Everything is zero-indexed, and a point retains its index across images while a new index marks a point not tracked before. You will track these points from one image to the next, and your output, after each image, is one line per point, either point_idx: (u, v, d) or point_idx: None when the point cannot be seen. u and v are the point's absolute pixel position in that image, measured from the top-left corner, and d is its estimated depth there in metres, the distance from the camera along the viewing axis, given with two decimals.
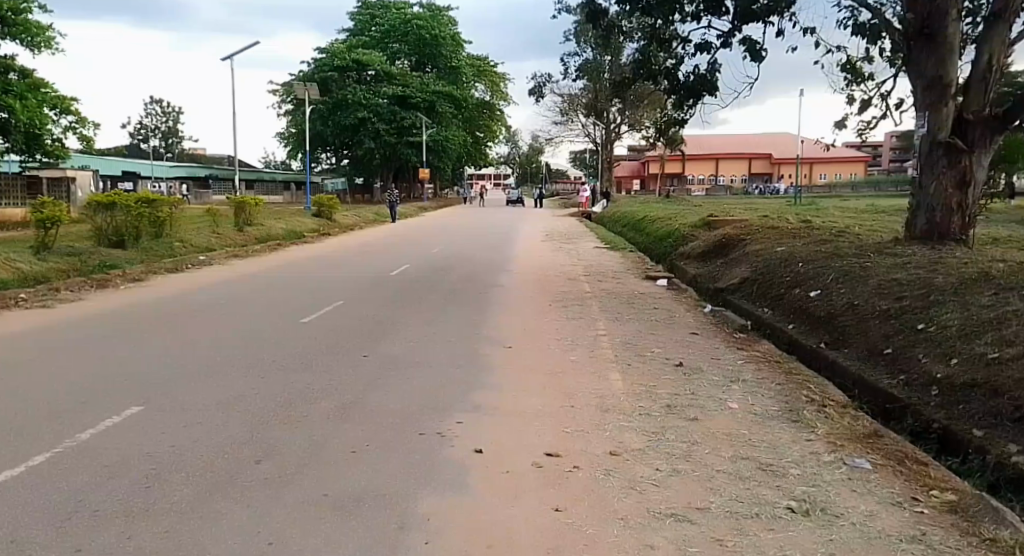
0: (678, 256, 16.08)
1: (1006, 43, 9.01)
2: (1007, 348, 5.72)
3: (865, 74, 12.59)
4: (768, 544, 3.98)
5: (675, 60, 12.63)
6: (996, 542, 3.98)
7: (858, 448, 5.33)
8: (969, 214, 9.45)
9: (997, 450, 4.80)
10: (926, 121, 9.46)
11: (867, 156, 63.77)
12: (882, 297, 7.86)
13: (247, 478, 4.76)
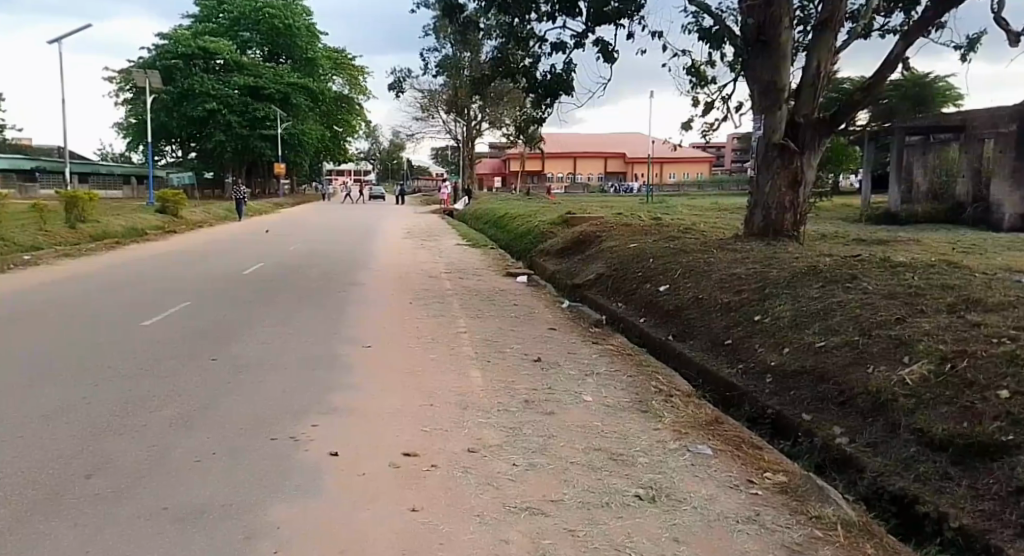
0: (537, 252, 16.31)
1: (831, 52, 9.63)
2: (832, 337, 6.10)
3: (708, 77, 13.20)
4: (618, 532, 4.01)
5: (532, 59, 12.68)
6: (821, 518, 4.19)
7: (701, 435, 5.51)
8: (800, 212, 10.11)
9: (824, 431, 5.10)
10: (762, 124, 10.02)
11: (711, 157, 67.56)
12: (723, 290, 8.24)
13: (76, 494, 4.30)
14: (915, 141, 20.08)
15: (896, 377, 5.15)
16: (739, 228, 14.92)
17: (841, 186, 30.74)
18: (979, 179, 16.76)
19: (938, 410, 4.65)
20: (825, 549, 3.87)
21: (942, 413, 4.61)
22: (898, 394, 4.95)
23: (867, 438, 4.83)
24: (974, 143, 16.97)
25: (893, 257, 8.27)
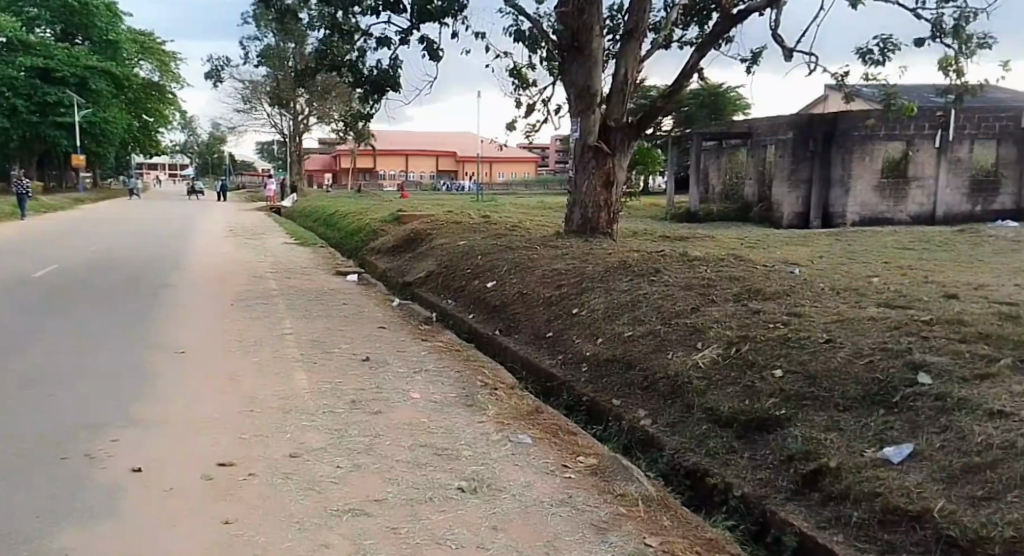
0: (368, 250, 16.08)
1: (637, 61, 10.24)
2: (639, 326, 6.51)
3: (529, 81, 13.60)
4: (440, 526, 4.06)
5: (359, 53, 12.40)
6: (625, 496, 4.47)
7: (521, 425, 5.69)
8: (614, 210, 10.68)
9: (630, 415, 5.42)
10: (577, 126, 10.47)
11: (538, 157, 69.61)
12: (545, 285, 8.54)
13: None
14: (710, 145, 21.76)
15: (691, 361, 5.58)
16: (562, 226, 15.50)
17: (654, 188, 32.71)
18: (762, 180, 18.43)
19: (725, 390, 5.09)
20: (628, 525, 4.12)
21: (729, 393, 5.05)
22: (693, 377, 5.37)
23: (667, 420, 5.19)
24: (758, 149, 18.46)
25: (692, 251, 8.95)
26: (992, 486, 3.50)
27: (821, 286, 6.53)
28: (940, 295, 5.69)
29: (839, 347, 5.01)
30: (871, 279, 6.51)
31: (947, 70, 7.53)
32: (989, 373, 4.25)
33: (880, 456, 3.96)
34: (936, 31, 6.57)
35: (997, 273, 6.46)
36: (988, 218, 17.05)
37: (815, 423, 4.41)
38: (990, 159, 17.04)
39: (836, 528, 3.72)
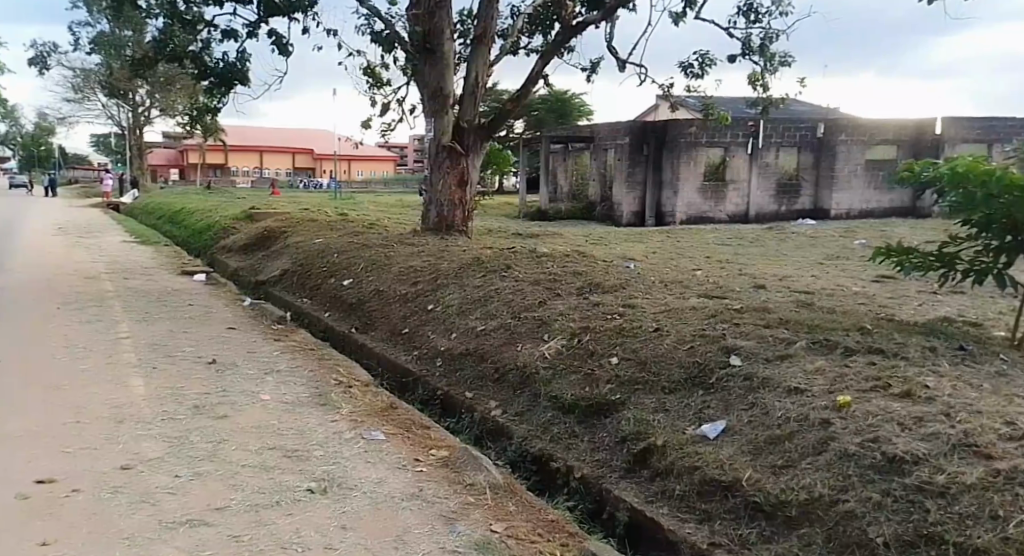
0: (217, 248, 15.54)
1: (486, 65, 10.55)
2: (491, 320, 6.73)
3: (383, 80, 13.59)
4: (284, 529, 4.06)
5: (202, 44, 11.92)
6: (474, 486, 4.63)
7: (375, 422, 5.76)
8: (468, 209, 10.91)
9: (481, 407, 5.61)
10: (431, 125, 10.62)
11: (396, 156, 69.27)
12: (401, 282, 8.65)
13: None
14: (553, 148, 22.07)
15: (538, 353, 5.84)
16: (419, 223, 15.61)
17: (508, 186, 33.48)
18: (603, 181, 18.92)
19: (567, 378, 5.37)
20: (474, 514, 4.28)
21: (571, 381, 5.32)
22: (540, 367, 5.63)
23: (515, 409, 5.42)
24: (599, 153, 18.99)
25: (539, 248, 9.34)
26: (791, 455, 3.78)
27: (652, 280, 7.04)
28: (751, 286, 6.31)
29: (665, 335, 5.43)
30: (695, 273, 7.09)
31: (757, 85, 8.16)
32: (787, 354, 4.64)
33: (698, 433, 4.27)
34: (745, 49, 7.23)
35: (798, 266, 7.23)
36: (791, 217, 18.56)
37: (645, 405, 4.75)
38: (793, 165, 18.60)
39: (661, 501, 3.97)
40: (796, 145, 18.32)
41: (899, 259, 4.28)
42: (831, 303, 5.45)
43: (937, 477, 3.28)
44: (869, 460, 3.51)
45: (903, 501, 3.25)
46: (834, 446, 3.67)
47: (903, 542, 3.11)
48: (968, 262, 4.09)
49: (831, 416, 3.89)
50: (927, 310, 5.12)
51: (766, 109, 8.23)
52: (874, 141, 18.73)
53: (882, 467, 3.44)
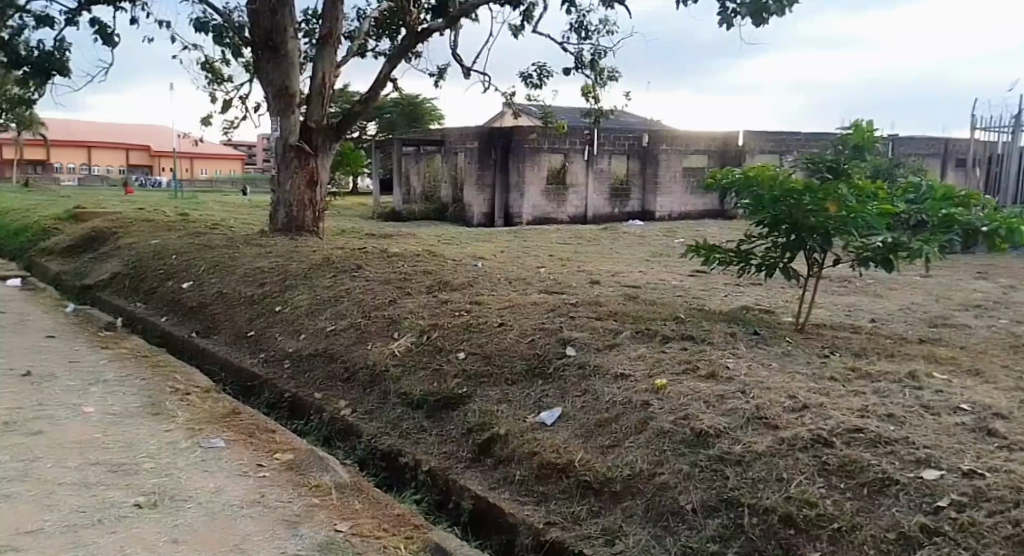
0: (36, 251, 14.44)
1: (333, 65, 10.53)
2: (340, 321, 6.67)
3: (223, 76, 13.19)
4: (106, 548, 3.51)
5: (13, 30, 11.06)
6: (320, 487, 4.19)
7: (214, 428, 5.18)
8: (319, 209, 10.83)
9: (331, 406, 5.32)
10: (278, 125, 10.44)
11: (240, 155, 67.01)
12: (246, 284, 8.50)
13: None
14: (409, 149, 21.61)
15: (388, 350, 5.74)
16: (262, 224, 15.23)
17: (355, 188, 33.06)
18: (455, 183, 18.31)
19: (416, 374, 5.22)
20: (321, 515, 3.89)
21: (420, 377, 5.18)
22: (390, 365, 5.47)
23: (365, 407, 5.15)
24: (450, 156, 18.38)
25: (391, 249, 9.42)
26: (617, 435, 3.80)
27: (497, 278, 7.33)
28: (587, 282, 6.72)
29: (508, 329, 5.53)
30: (539, 271, 7.43)
31: (590, 97, 8.63)
32: (615, 343, 4.91)
33: (537, 421, 4.21)
34: (579, 63, 7.66)
35: (629, 262, 7.79)
36: (624, 218, 18.45)
37: (490, 397, 4.65)
38: (622, 170, 18.44)
39: (502, 487, 3.83)
40: (625, 153, 18.16)
41: (706, 254, 4.84)
42: (653, 296, 5.96)
43: (735, 447, 3.34)
44: (680, 435, 3.56)
45: (708, 470, 3.28)
46: (652, 424, 3.72)
47: (708, 507, 3.13)
48: (760, 257, 4.68)
49: (650, 397, 4.00)
50: (731, 300, 5.70)
51: (597, 119, 8.75)
52: (687, 150, 18.81)
53: (691, 441, 3.49)
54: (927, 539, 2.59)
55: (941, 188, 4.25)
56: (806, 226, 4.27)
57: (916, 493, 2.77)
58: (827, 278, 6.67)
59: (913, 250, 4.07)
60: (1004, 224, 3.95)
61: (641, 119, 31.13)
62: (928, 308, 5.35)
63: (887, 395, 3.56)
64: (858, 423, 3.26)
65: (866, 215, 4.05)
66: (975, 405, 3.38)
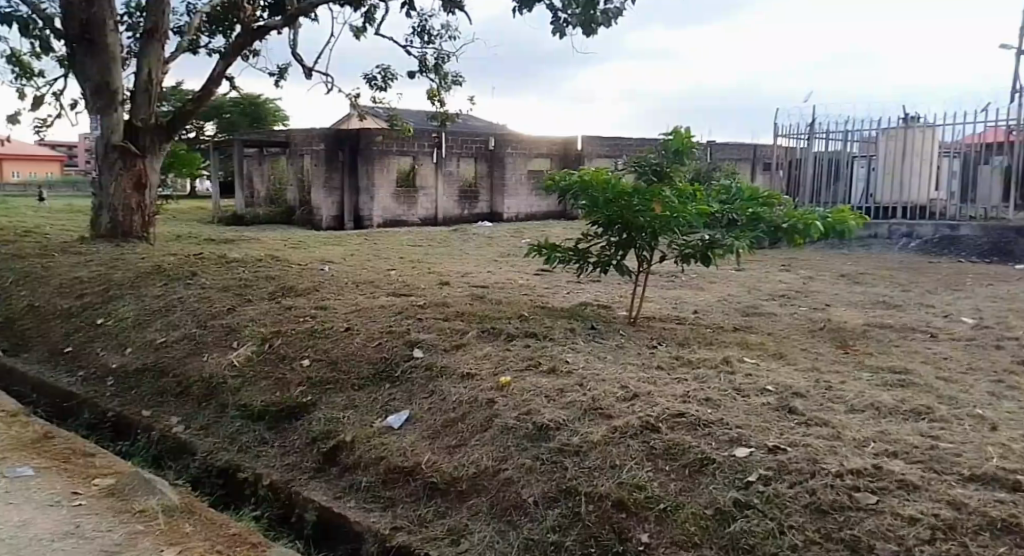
0: None
1: (160, 62, 9.97)
2: (171, 332, 6.33)
3: (35, 70, 12.16)
4: None
5: None
6: (146, 511, 3.91)
7: (22, 456, 4.73)
8: (148, 214, 10.22)
9: (161, 424, 5.01)
10: (98, 123, 9.82)
11: (60, 157, 61.86)
12: (63, 296, 7.87)
13: None
14: (248, 152, 20.78)
15: (225, 361, 5.50)
16: (83, 231, 14.11)
17: (187, 192, 31.26)
18: (302, 186, 17.42)
19: (258, 384, 5.03)
20: (145, 542, 3.60)
21: (261, 387, 5.00)
22: (227, 377, 5.24)
23: (200, 423, 4.90)
24: (296, 158, 17.50)
25: (230, 254, 9.03)
26: (463, 434, 3.79)
27: (344, 281, 7.23)
28: (436, 283, 6.76)
29: (354, 333, 5.43)
30: (388, 273, 7.40)
31: (436, 100, 8.66)
32: (462, 343, 4.93)
33: (383, 425, 4.13)
34: (423, 67, 7.66)
35: (478, 262, 7.91)
36: (473, 220, 18.50)
37: (335, 403, 4.54)
38: (471, 174, 18.53)
39: (347, 496, 3.72)
40: (473, 156, 18.28)
41: (548, 254, 4.95)
42: (499, 295, 6.07)
43: (573, 439, 3.42)
44: (523, 430, 3.60)
45: (548, 462, 3.32)
46: (496, 422, 3.74)
47: (548, 498, 3.16)
48: (597, 255, 4.88)
49: (495, 395, 4.03)
50: (572, 297, 5.89)
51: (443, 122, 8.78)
52: (532, 153, 19.16)
53: (533, 435, 3.54)
54: (740, 512, 2.75)
55: (748, 189, 4.63)
56: (636, 226, 4.54)
57: (730, 470, 2.96)
58: (657, 273, 7.04)
59: (726, 246, 4.39)
60: (801, 220, 4.33)
61: (486, 123, 31.42)
62: (741, 299, 5.77)
63: (705, 380, 3.82)
64: (680, 408, 3.48)
65: (686, 215, 4.34)
66: (779, 386, 3.68)
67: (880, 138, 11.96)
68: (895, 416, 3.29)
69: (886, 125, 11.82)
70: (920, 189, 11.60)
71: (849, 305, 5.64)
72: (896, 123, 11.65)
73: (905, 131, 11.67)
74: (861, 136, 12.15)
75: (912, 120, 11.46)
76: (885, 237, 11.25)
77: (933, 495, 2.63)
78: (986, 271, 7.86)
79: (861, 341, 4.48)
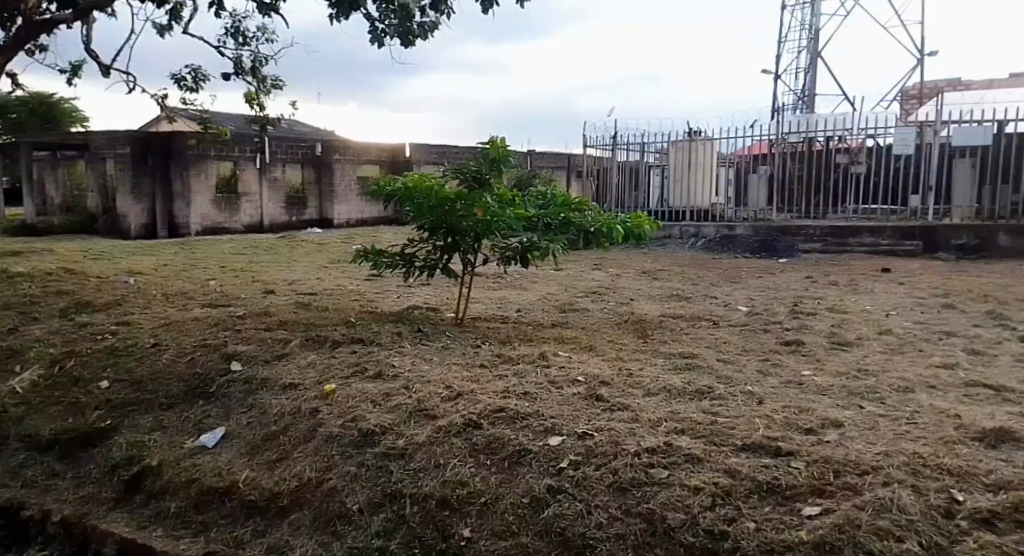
0: None
1: None
2: None
3: None
4: None
5: None
6: None
7: None
8: None
9: None
10: None
11: None
12: None
13: None
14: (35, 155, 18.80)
15: (6, 387, 4.97)
16: None
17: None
18: (105, 192, 15.83)
19: (45, 412, 4.58)
20: None
21: (51, 414, 4.57)
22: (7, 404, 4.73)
23: None
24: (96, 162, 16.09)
25: (15, 269, 8.22)
26: (284, 447, 3.71)
27: (154, 293, 6.85)
28: (259, 292, 6.58)
29: (164, 349, 5.17)
30: (207, 283, 7.10)
31: (253, 103, 8.38)
32: (284, 353, 4.81)
33: (197, 444, 3.95)
34: (238, 69, 7.40)
35: (306, 269, 7.80)
36: (302, 227, 17.05)
37: (141, 425, 4.27)
38: (297, 179, 17.07)
39: (154, 524, 3.48)
40: (299, 162, 16.83)
41: (374, 259, 4.95)
42: (325, 302, 6.01)
43: (397, 442, 3.44)
44: (347, 437, 3.59)
45: (373, 468, 3.34)
46: (320, 431, 3.69)
47: (373, 504, 3.16)
48: (423, 259, 4.95)
49: (319, 404, 3.97)
50: (402, 300, 5.96)
51: (263, 127, 8.54)
52: (360, 159, 18.01)
53: (357, 442, 3.53)
54: (553, 498, 2.91)
55: (561, 195, 4.87)
56: (460, 230, 4.67)
57: (545, 458, 3.12)
58: (483, 275, 7.24)
59: (542, 249, 4.58)
60: (606, 225, 4.63)
61: (310, 125, 30.62)
62: (559, 297, 6.06)
63: (524, 375, 4.00)
64: (500, 403, 3.62)
65: (505, 219, 4.53)
66: (588, 375, 3.92)
67: (670, 149, 12.92)
68: (683, 396, 3.60)
69: (674, 137, 12.74)
70: (705, 194, 12.91)
71: (648, 299, 6.07)
72: (682, 136, 12.64)
73: (689, 143, 12.74)
74: (656, 148, 12.97)
75: (695, 134, 12.50)
76: (678, 238, 12.12)
77: (714, 465, 2.91)
78: (754, 265, 8.80)
79: (659, 331, 4.85)
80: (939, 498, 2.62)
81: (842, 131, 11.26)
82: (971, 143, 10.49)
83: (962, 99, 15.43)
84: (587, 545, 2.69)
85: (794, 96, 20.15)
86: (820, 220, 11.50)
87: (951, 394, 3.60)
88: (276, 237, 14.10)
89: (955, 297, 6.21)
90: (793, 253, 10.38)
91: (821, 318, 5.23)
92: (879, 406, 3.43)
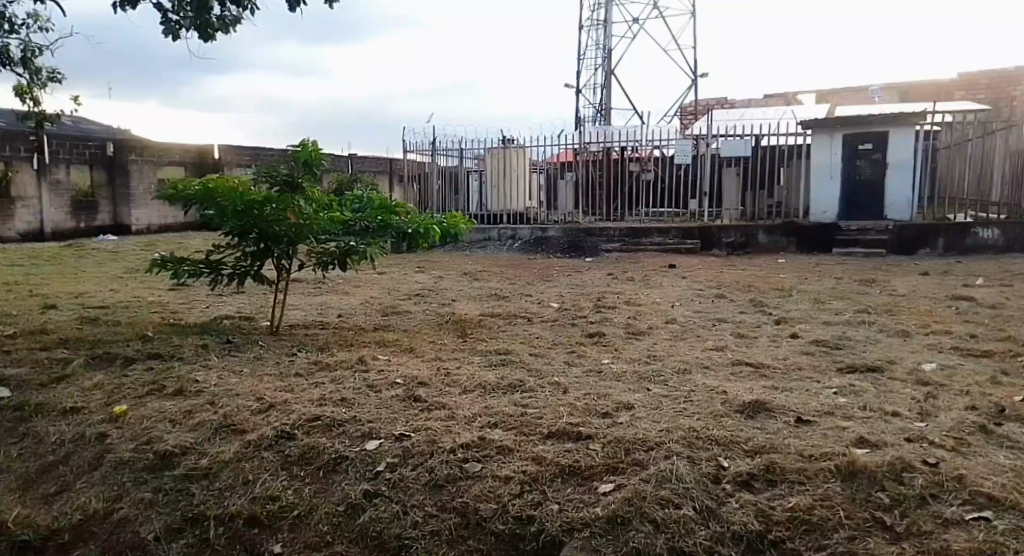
0: None
1: None
2: None
3: None
4: None
5: None
6: None
7: None
8: None
9: None
10: None
11: None
12: None
13: None
14: None
15: None
16: None
17: None
18: None
19: None
20: None
21: None
22: None
23: None
24: None
25: None
26: (64, 479, 3.37)
27: None
28: (39, 308, 6.00)
29: None
30: None
31: (25, 98, 7.62)
32: (66, 374, 4.39)
33: None
34: (4, 59, 6.72)
35: (96, 281, 7.21)
36: (92, 234, 15.52)
37: None
38: (85, 182, 15.52)
39: None
40: (86, 161, 15.31)
41: (174, 267, 4.66)
42: (115, 317, 5.59)
43: (201, 461, 3.28)
44: (141, 461, 3.35)
45: (173, 491, 3.14)
46: (108, 458, 3.41)
47: (171, 530, 2.97)
48: (232, 267, 4.76)
49: (108, 428, 3.67)
50: (212, 311, 5.71)
51: (39, 123, 7.78)
52: (161, 161, 16.83)
53: (153, 465, 3.32)
54: (368, 502, 2.91)
55: (379, 198, 4.87)
56: (272, 235, 4.55)
57: (361, 464, 3.12)
58: (300, 281, 7.04)
59: (361, 253, 4.59)
60: (422, 225, 4.69)
61: (97, 125, 28.16)
62: (382, 301, 6.03)
63: (341, 381, 3.96)
64: (316, 412, 3.56)
65: (317, 224, 4.50)
66: (407, 378, 3.95)
67: (486, 156, 13.24)
68: (496, 391, 3.72)
69: (489, 144, 13.09)
70: (519, 199, 13.27)
71: (467, 299, 6.18)
72: (497, 144, 13.01)
73: (504, 150, 13.09)
74: (473, 153, 13.30)
75: (509, 141, 12.93)
76: (497, 240, 12.39)
77: (522, 454, 3.04)
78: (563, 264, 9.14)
79: (478, 330, 4.97)
80: (709, 466, 2.89)
81: (634, 142, 12.16)
82: (735, 153, 11.80)
83: (729, 113, 17.18)
84: (402, 545, 2.71)
85: (593, 109, 21.28)
86: (617, 221, 12.58)
87: (720, 373, 3.98)
88: (60, 246, 12.76)
89: (726, 288, 6.86)
90: (598, 252, 10.96)
91: (621, 311, 5.58)
92: (664, 389, 3.72)
